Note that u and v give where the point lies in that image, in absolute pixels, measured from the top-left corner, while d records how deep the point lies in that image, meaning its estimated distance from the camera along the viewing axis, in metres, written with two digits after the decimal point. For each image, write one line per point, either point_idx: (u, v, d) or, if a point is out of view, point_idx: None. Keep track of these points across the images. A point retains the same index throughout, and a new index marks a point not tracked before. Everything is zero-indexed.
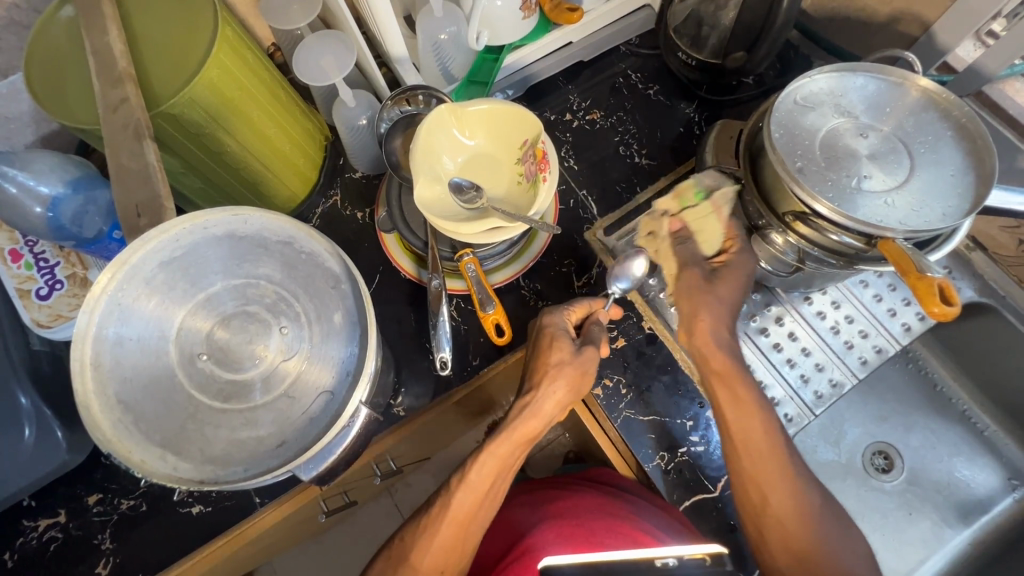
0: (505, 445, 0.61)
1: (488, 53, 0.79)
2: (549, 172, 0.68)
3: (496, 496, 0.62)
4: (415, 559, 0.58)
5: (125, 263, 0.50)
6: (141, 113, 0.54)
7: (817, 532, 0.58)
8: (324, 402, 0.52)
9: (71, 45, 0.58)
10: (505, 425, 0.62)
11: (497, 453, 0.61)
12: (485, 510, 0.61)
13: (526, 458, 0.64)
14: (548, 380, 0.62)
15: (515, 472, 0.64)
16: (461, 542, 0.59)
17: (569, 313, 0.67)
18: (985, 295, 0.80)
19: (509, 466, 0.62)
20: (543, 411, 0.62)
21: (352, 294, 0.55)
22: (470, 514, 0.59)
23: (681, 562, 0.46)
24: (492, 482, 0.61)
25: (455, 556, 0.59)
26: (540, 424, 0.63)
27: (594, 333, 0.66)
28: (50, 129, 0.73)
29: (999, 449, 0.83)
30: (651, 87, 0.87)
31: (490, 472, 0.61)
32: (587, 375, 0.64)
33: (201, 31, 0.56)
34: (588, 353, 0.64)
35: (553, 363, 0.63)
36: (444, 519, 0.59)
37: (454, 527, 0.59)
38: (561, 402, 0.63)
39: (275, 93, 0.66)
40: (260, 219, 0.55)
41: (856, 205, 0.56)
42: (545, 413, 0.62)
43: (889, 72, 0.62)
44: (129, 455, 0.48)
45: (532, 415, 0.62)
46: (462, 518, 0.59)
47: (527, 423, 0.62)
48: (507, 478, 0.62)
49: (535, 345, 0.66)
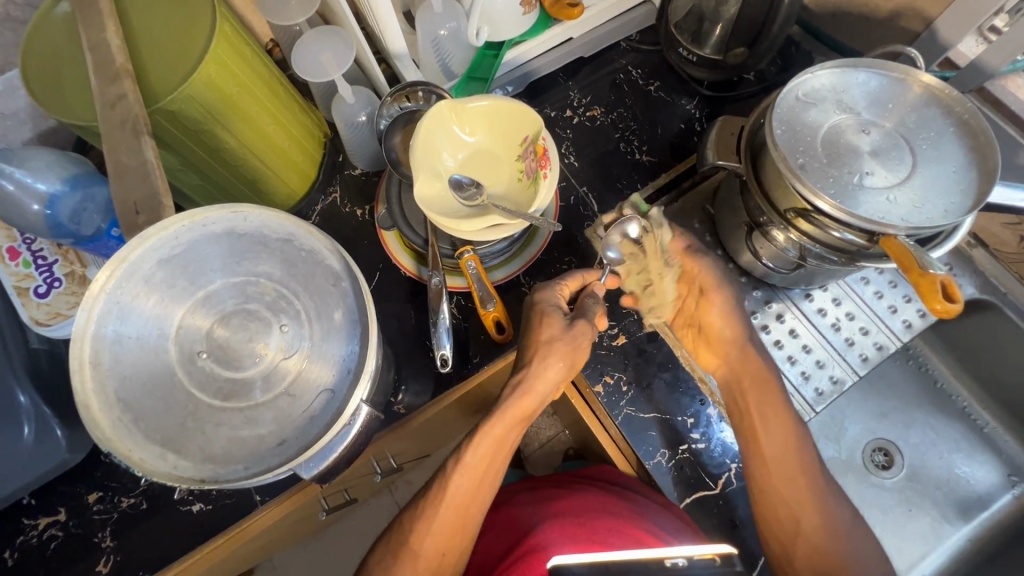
0: (501, 424, 0.62)
1: (488, 48, 0.79)
2: (549, 169, 0.69)
3: (491, 477, 0.63)
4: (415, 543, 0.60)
5: (124, 260, 0.50)
6: (138, 110, 0.53)
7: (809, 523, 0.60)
8: (325, 400, 0.52)
9: (68, 40, 0.57)
10: (498, 405, 0.63)
11: (491, 431, 0.62)
12: (483, 491, 0.62)
13: (522, 436, 0.65)
14: (541, 357, 0.63)
15: (510, 450, 0.64)
16: (462, 524, 0.61)
17: (563, 288, 0.68)
18: (986, 292, 0.80)
19: (504, 445, 0.63)
20: (536, 388, 0.63)
21: (352, 292, 0.54)
22: (469, 496, 0.61)
23: (690, 562, 0.45)
24: (488, 461, 0.62)
25: (456, 539, 0.60)
26: (534, 402, 0.63)
27: (589, 308, 0.67)
28: (47, 126, 0.72)
29: (999, 446, 0.83)
30: (651, 84, 0.86)
31: (486, 453, 0.62)
32: (580, 350, 0.64)
33: (201, 26, 0.56)
34: (581, 329, 0.64)
35: (544, 340, 0.63)
36: (443, 502, 0.60)
37: (453, 509, 0.60)
38: (554, 380, 0.63)
39: (274, 89, 0.65)
40: (259, 217, 0.54)
41: (858, 201, 0.55)
42: (540, 391, 0.63)
43: (892, 68, 0.62)
44: (129, 454, 0.47)
45: (525, 393, 0.63)
46: (460, 501, 0.61)
47: (521, 401, 0.63)
48: (502, 456, 0.63)
49: (527, 322, 0.66)
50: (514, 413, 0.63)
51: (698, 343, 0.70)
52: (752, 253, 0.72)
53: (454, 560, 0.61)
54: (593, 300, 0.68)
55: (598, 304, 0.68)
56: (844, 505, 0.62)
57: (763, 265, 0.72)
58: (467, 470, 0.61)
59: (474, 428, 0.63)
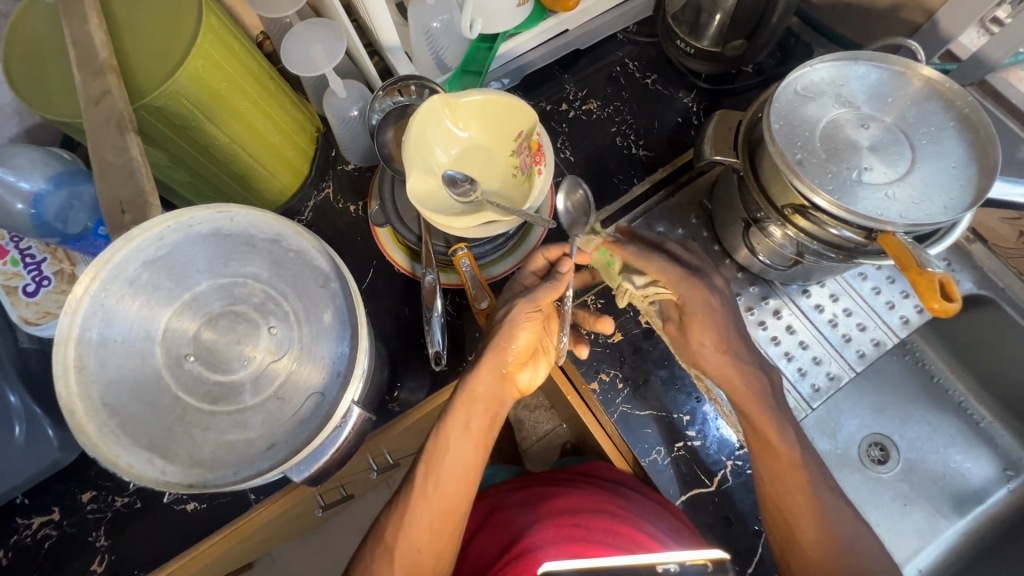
0: (456, 414, 0.63)
1: (482, 41, 0.77)
2: (544, 164, 0.67)
3: (461, 471, 0.62)
4: (391, 537, 0.61)
5: (108, 263, 0.49)
6: (123, 106, 0.52)
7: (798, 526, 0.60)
8: (315, 403, 0.52)
9: (50, 34, 0.56)
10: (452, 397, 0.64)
11: (448, 421, 0.63)
12: (457, 487, 0.62)
13: (490, 426, 0.65)
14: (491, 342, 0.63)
15: (480, 445, 0.64)
16: (435, 518, 0.61)
17: (527, 272, 0.67)
18: (985, 287, 0.79)
19: (467, 434, 0.63)
20: (485, 369, 0.63)
21: (341, 293, 0.54)
22: (437, 489, 0.62)
23: (682, 568, 0.44)
24: (454, 453, 0.62)
25: (429, 532, 0.61)
26: (483, 384, 0.63)
27: (540, 287, 0.62)
28: (34, 121, 0.71)
29: (994, 441, 0.83)
30: (649, 77, 0.85)
31: (447, 443, 0.62)
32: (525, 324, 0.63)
33: (185, 19, 0.54)
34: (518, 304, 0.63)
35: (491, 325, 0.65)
36: (413, 497, 0.62)
37: (429, 506, 0.61)
38: (499, 361, 0.63)
39: (263, 83, 0.64)
40: (246, 217, 0.54)
41: (856, 197, 0.55)
42: (488, 375, 0.63)
43: (892, 60, 0.61)
44: (115, 459, 0.47)
45: (474, 377, 0.63)
46: (431, 496, 0.61)
47: (472, 388, 0.63)
48: (469, 447, 0.63)
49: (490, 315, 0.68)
50: (466, 400, 0.63)
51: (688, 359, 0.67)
52: (749, 249, 0.71)
53: (433, 556, 0.61)
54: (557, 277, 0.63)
55: (557, 276, 0.62)
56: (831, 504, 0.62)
57: (760, 261, 0.71)
58: (434, 463, 0.62)
59: (437, 424, 0.64)
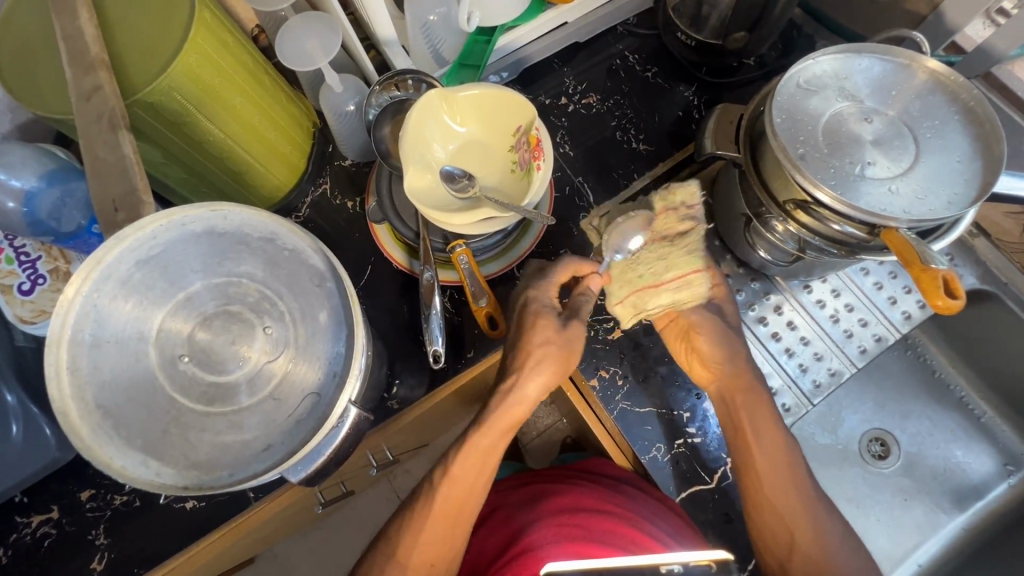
0: (489, 436, 0.62)
1: (480, 34, 0.75)
2: (543, 159, 0.66)
3: (485, 486, 0.63)
4: (402, 552, 0.61)
5: (100, 262, 0.48)
6: (115, 103, 0.52)
7: (796, 526, 0.61)
8: (311, 403, 0.51)
9: (38, 29, 0.55)
10: (485, 416, 0.63)
11: (476, 439, 0.62)
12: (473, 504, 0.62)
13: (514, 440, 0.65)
14: (529, 364, 0.62)
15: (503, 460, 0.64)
16: (456, 533, 0.61)
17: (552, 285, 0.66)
18: (987, 282, 0.78)
19: (496, 452, 0.63)
20: (527, 395, 0.63)
21: (337, 292, 0.53)
22: (462, 504, 0.62)
23: (686, 569, 0.43)
24: (482, 471, 0.62)
25: (446, 548, 0.61)
26: (523, 409, 0.63)
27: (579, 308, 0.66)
28: (26, 118, 0.71)
29: (996, 436, 0.82)
30: (649, 70, 0.84)
31: (473, 463, 0.62)
32: (573, 350, 0.64)
33: (177, 13, 0.53)
34: (576, 327, 0.64)
35: (538, 343, 0.63)
36: (431, 514, 0.61)
37: (448, 523, 0.61)
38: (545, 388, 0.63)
39: (258, 78, 0.63)
40: (240, 216, 0.53)
41: (859, 193, 0.54)
42: (527, 398, 0.63)
43: (897, 52, 0.60)
44: (108, 462, 0.46)
45: (515, 399, 0.63)
46: (451, 511, 0.61)
47: (507, 408, 0.62)
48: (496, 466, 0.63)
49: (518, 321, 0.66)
50: (500, 421, 0.62)
51: (690, 358, 0.68)
52: (749, 244, 0.70)
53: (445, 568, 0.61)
54: (587, 300, 0.66)
55: (587, 295, 0.66)
56: (830, 511, 0.62)
57: (761, 257, 0.70)
58: (456, 482, 0.61)
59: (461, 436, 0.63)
